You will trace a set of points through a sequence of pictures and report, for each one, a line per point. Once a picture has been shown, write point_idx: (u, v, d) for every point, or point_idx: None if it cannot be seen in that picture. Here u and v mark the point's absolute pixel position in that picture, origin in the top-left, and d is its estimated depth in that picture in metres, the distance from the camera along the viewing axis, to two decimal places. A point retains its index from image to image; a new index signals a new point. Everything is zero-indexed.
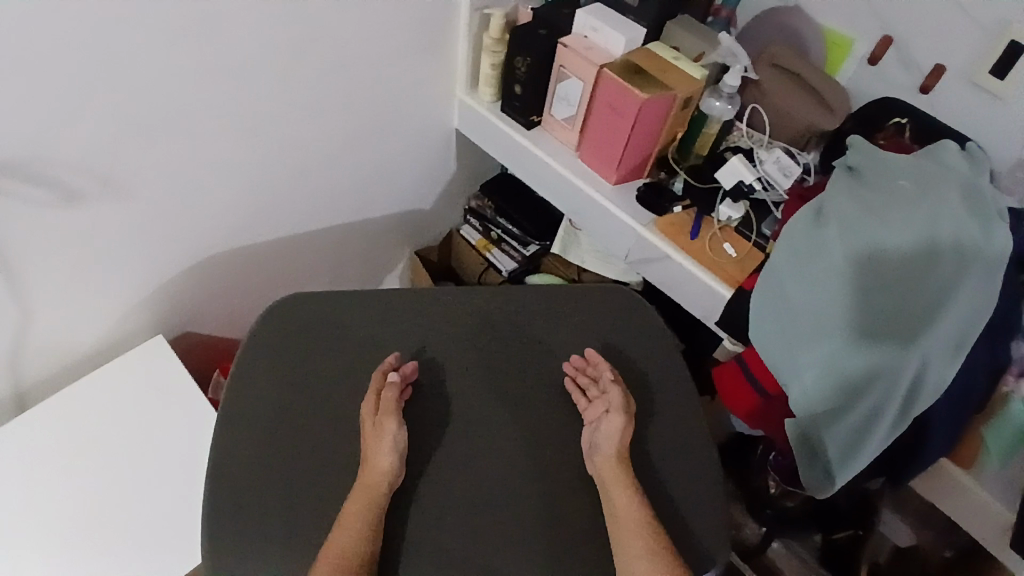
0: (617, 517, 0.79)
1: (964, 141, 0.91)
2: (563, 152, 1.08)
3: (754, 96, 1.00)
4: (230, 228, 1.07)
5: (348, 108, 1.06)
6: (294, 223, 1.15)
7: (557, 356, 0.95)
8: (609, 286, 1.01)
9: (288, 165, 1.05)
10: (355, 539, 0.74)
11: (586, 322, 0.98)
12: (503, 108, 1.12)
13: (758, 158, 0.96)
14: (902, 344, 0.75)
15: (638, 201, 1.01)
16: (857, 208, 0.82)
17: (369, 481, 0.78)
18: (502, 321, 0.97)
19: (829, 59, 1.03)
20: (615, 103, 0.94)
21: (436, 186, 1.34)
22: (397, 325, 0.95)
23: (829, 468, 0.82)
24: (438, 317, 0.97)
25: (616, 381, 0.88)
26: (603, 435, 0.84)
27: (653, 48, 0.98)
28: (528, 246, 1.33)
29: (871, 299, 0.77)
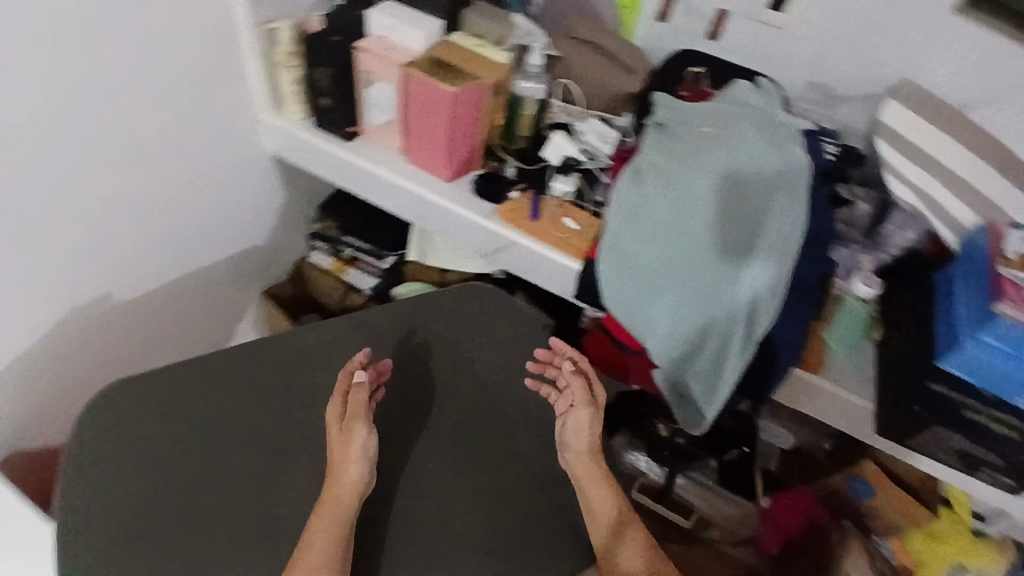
0: (596, 516, 0.85)
1: (756, 77, 0.98)
2: (390, 159, 1.04)
3: (561, 73, 1.01)
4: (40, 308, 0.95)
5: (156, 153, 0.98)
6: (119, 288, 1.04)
7: (453, 358, 1.00)
8: (487, 288, 1.06)
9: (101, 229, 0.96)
10: (332, 546, 0.77)
11: (471, 323, 1.03)
12: (317, 124, 1.06)
13: (578, 129, 0.99)
14: (727, 278, 0.80)
15: (476, 193, 1.00)
16: (669, 158, 0.86)
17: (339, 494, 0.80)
18: (400, 333, 1.02)
19: (623, 20, 1.06)
20: (426, 102, 0.91)
21: (268, 216, 1.25)
22: (304, 364, 0.97)
23: (698, 405, 0.87)
24: (342, 348, 0.99)
25: (575, 370, 0.91)
26: (577, 435, 0.88)
27: (453, 39, 0.95)
28: (384, 259, 1.28)
29: (695, 240, 0.82)
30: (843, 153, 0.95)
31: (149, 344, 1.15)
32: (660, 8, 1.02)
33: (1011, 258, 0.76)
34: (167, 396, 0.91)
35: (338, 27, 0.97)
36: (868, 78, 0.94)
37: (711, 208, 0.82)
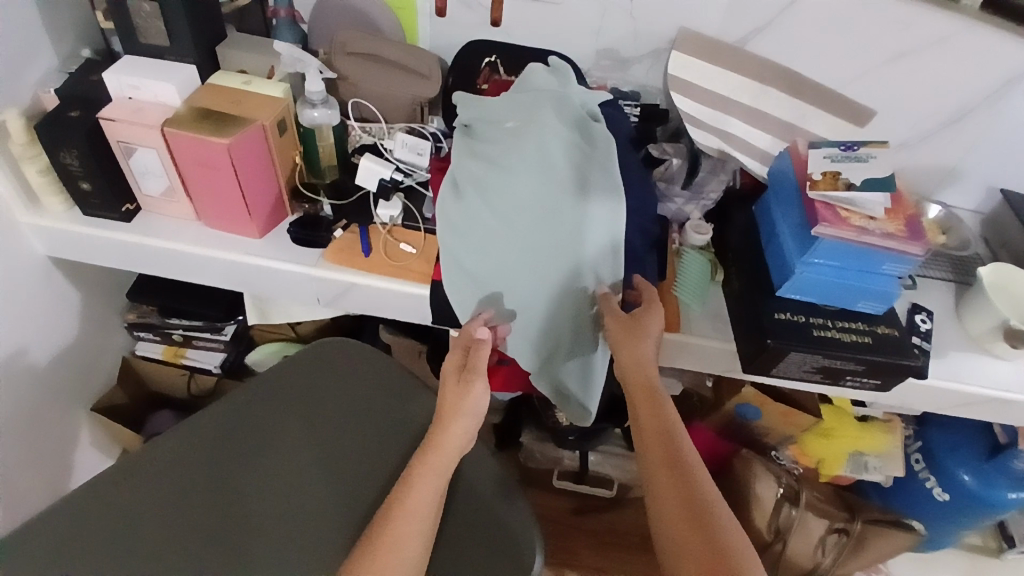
0: (642, 429, 0.69)
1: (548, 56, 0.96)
2: (187, 229, 0.91)
3: (350, 91, 0.95)
4: None
5: None
6: None
7: (324, 427, 0.87)
8: (344, 341, 0.96)
9: None
10: (432, 496, 0.68)
11: (328, 388, 0.91)
12: (85, 210, 0.90)
13: (387, 148, 0.94)
14: (572, 272, 0.79)
15: (295, 243, 0.90)
16: (478, 167, 0.82)
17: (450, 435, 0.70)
18: (249, 433, 0.86)
19: (404, 24, 1.00)
20: (203, 159, 0.81)
21: (73, 323, 1.07)
22: (172, 487, 0.80)
23: (581, 402, 0.85)
24: (191, 463, 0.82)
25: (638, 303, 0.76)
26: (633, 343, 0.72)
27: (216, 82, 0.85)
28: (224, 330, 1.15)
29: (529, 243, 0.79)
30: (644, 114, 0.99)
31: None
32: (436, 5, 0.97)
33: (817, 178, 0.81)
34: (151, 467, 0.81)
35: (75, 100, 0.83)
36: (647, 36, 0.96)
37: (534, 207, 0.79)
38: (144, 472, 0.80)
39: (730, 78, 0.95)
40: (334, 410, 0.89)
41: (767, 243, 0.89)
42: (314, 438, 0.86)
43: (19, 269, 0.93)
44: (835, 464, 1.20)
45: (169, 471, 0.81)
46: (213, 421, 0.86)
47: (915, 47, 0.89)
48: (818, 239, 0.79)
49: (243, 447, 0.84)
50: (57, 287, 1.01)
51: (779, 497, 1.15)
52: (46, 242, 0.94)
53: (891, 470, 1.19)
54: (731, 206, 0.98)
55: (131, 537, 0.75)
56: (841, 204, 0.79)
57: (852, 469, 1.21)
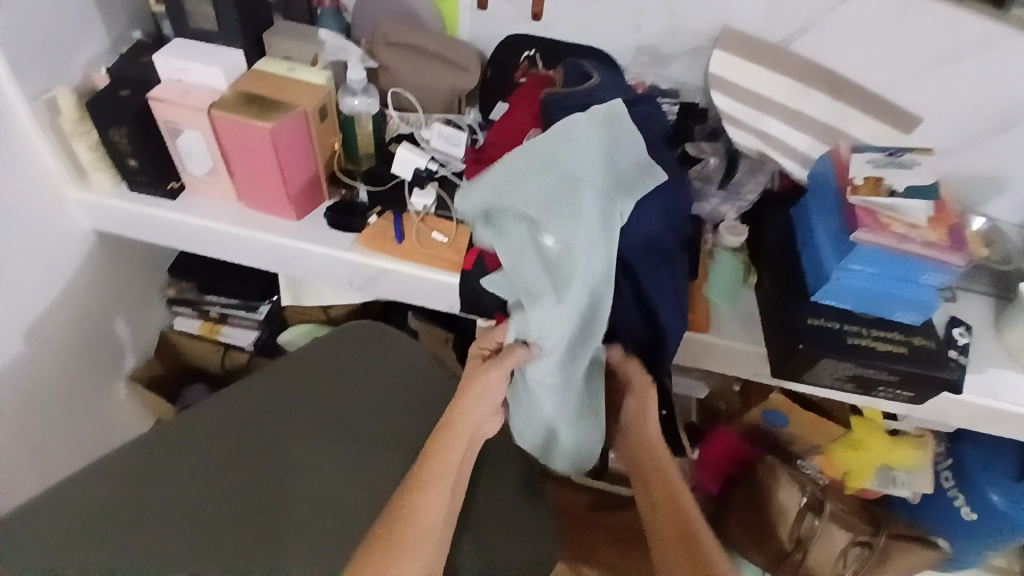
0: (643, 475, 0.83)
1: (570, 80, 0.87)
2: (227, 209, 0.94)
3: (389, 81, 0.97)
4: None
5: None
6: None
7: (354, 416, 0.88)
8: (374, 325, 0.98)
9: None
10: (444, 497, 0.72)
11: (361, 380, 0.92)
12: (132, 187, 0.94)
13: (423, 138, 0.95)
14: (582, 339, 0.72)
15: (331, 228, 0.93)
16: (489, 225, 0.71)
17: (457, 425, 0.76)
18: (282, 422, 0.87)
19: (446, 17, 1.01)
20: (245, 143, 0.83)
21: (114, 295, 1.11)
22: (208, 470, 0.81)
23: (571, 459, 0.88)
24: (226, 451, 0.83)
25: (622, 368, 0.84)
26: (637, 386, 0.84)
27: (261, 68, 0.87)
28: (258, 309, 1.17)
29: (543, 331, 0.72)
30: (681, 112, 1.00)
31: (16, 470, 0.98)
32: None
33: (858, 182, 0.80)
34: (179, 439, 0.84)
35: (125, 80, 0.86)
36: (686, 33, 0.96)
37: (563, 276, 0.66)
38: (182, 457, 0.82)
39: (769, 78, 0.93)
40: (365, 399, 0.90)
41: (802, 247, 0.88)
42: (344, 424, 0.88)
43: (66, 241, 0.98)
44: (862, 476, 1.18)
45: (206, 458, 0.82)
46: (240, 398, 0.89)
47: (964, 52, 0.86)
48: (856, 245, 0.77)
49: (271, 428, 0.86)
50: (100, 260, 1.06)
51: (803, 506, 1.14)
52: (94, 217, 0.98)
53: (919, 487, 1.18)
54: (767, 208, 0.97)
55: (157, 507, 0.78)
56: (882, 209, 0.77)
57: (877, 481, 1.19)
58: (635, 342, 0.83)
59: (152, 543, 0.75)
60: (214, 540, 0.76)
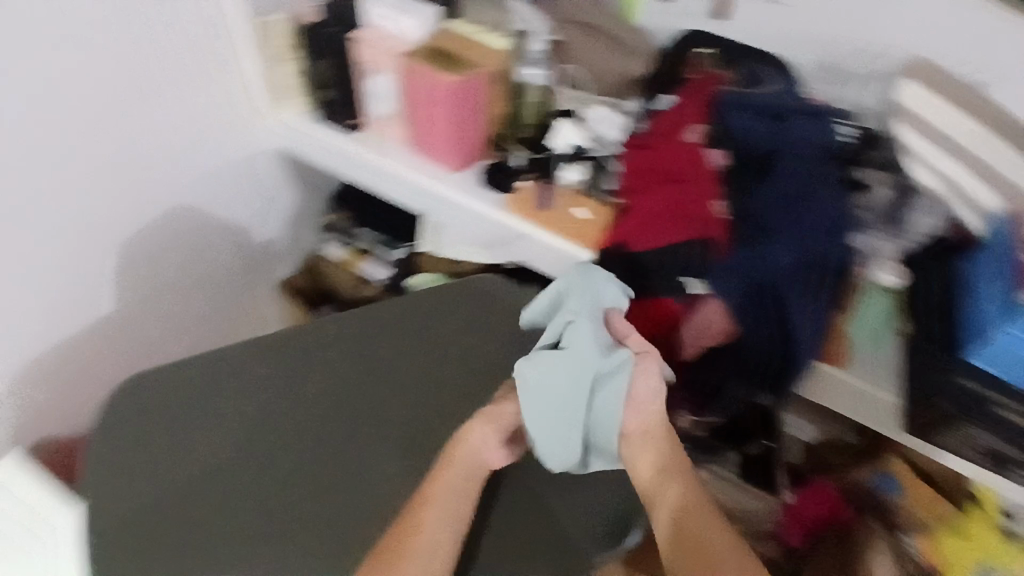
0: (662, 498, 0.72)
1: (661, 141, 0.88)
2: (394, 150, 1.02)
3: (564, 58, 0.98)
4: (64, 302, 0.96)
5: (162, 147, 0.99)
6: (137, 284, 1.05)
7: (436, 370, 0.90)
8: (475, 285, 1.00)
9: (120, 211, 0.98)
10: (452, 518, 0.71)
11: (440, 335, 0.93)
12: (320, 116, 1.05)
13: (585, 117, 0.95)
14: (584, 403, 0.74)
15: (482, 184, 0.99)
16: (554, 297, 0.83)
17: (459, 458, 0.74)
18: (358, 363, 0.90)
19: (632, 3, 1.02)
20: (427, 92, 0.90)
21: (279, 208, 1.25)
22: (276, 395, 0.88)
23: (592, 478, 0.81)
24: (298, 381, 0.89)
25: (708, 318, 0.85)
26: (645, 405, 0.73)
27: (453, 26, 0.93)
28: (396, 251, 1.27)
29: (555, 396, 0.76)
30: (862, 136, 0.92)
31: (170, 333, 1.15)
32: None
33: None
34: (292, 351, 0.92)
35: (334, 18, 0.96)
36: (879, 53, 0.91)
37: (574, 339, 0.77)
38: (261, 376, 0.89)
39: (966, 110, 0.86)
40: (448, 358, 0.91)
41: (959, 291, 0.76)
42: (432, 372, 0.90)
43: (252, 150, 1.12)
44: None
45: (276, 385, 0.89)
46: (350, 327, 0.94)
47: None
48: None
49: (352, 370, 0.90)
50: (275, 173, 1.20)
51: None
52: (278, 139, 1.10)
53: None
54: None
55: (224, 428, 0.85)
56: None
57: None
58: (755, 353, 0.84)
59: (213, 459, 0.83)
60: (260, 472, 0.81)
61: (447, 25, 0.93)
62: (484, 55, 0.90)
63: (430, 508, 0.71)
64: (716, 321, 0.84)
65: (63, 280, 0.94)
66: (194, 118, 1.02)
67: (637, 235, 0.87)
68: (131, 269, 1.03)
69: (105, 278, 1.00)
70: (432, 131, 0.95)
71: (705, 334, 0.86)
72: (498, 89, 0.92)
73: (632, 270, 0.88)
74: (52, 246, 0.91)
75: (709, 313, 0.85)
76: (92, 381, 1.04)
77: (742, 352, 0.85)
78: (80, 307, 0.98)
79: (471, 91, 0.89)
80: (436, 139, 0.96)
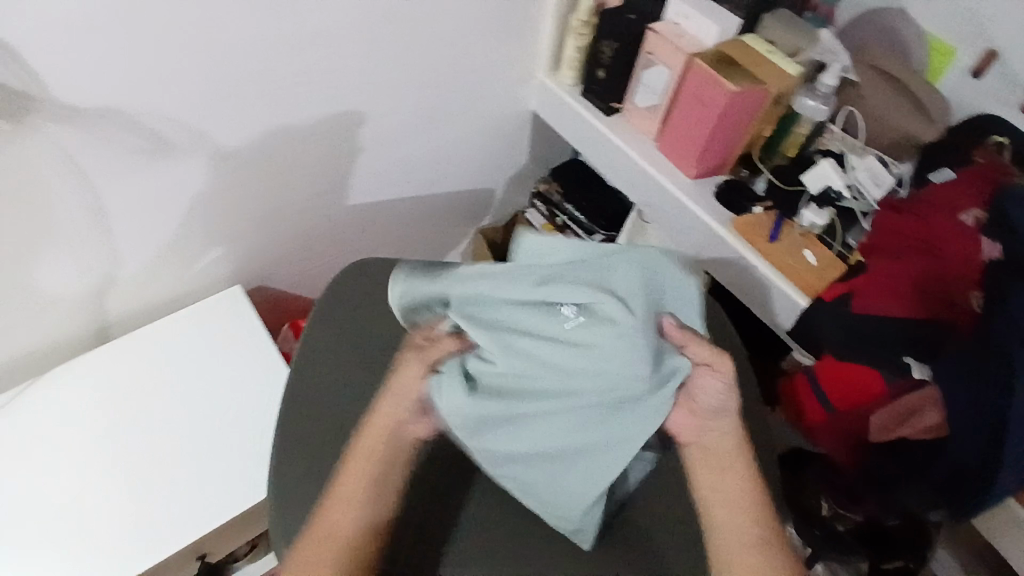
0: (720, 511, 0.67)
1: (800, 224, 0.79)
2: (641, 143, 1.05)
3: (849, 100, 0.97)
4: (319, 197, 1.04)
5: (447, 90, 1.04)
6: (377, 199, 1.13)
7: None
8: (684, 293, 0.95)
9: (395, 134, 1.03)
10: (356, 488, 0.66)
11: None
12: (584, 92, 1.09)
13: (849, 163, 0.92)
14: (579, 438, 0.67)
15: (715, 197, 0.99)
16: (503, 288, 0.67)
17: (377, 427, 0.69)
18: None
19: (928, 67, 0.96)
20: (702, 94, 0.91)
21: (508, 167, 1.29)
22: None
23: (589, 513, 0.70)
24: None
25: (921, 411, 0.77)
26: (716, 436, 0.68)
27: (746, 40, 0.93)
28: (592, 236, 1.28)
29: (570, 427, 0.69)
30: None
31: (382, 245, 1.25)
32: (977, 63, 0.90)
33: None
34: None
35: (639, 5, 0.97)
36: None
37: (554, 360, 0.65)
38: None
39: None
40: None
41: None
42: None
43: (509, 108, 1.16)
44: None
45: None
46: None
47: None
48: None
49: None
50: (518, 135, 1.23)
51: None
52: (541, 99, 1.16)
53: None
54: None
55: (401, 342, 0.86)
56: None
57: None
58: (953, 468, 0.74)
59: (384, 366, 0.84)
60: None
61: (741, 38, 0.93)
62: (766, 76, 0.90)
63: (351, 471, 0.67)
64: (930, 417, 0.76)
65: (329, 179, 1.02)
66: (482, 71, 1.05)
67: (871, 297, 0.81)
68: (378, 184, 1.10)
69: (358, 187, 1.08)
70: (686, 133, 0.96)
71: (910, 425, 0.78)
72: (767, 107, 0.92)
73: (855, 335, 0.81)
74: (333, 150, 0.98)
75: (923, 403, 0.77)
76: (309, 257, 1.14)
77: (938, 460, 0.75)
78: (331, 202, 1.07)
79: (743, 105, 0.89)
80: (684, 140, 0.98)
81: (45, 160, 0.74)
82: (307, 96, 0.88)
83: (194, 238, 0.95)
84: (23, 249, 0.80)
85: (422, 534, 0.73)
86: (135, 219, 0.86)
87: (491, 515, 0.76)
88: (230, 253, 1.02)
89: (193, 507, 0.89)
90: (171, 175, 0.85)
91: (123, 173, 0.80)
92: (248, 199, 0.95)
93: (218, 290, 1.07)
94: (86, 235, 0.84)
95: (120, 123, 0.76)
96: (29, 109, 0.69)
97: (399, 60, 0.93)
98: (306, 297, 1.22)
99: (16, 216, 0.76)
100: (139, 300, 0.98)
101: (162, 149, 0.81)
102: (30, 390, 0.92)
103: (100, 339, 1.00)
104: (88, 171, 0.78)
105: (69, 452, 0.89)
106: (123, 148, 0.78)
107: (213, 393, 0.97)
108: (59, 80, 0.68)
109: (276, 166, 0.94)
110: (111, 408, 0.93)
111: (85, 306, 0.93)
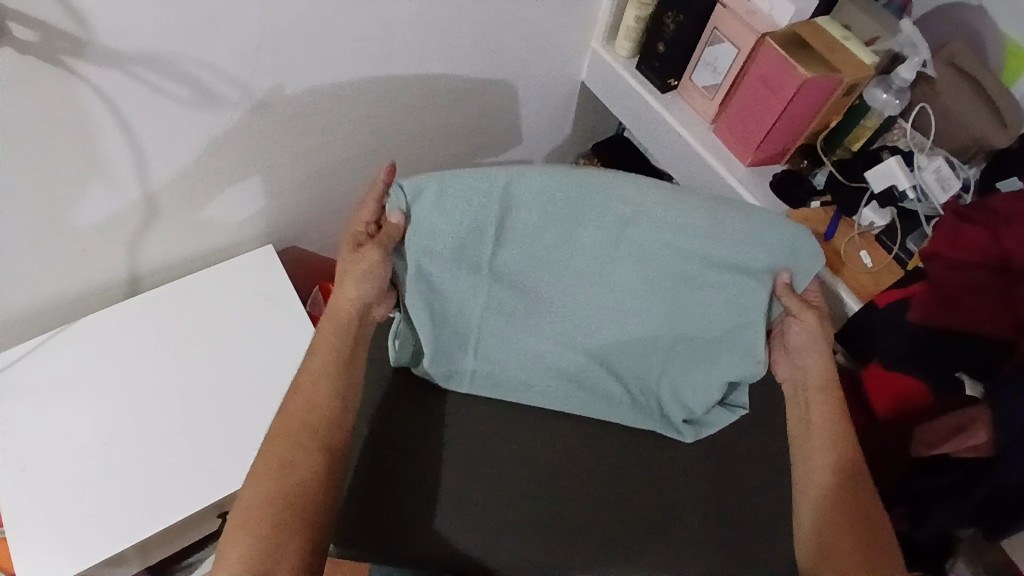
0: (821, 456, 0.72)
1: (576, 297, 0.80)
2: (696, 125, 1.01)
3: (923, 96, 0.92)
4: (360, 157, 1.01)
5: (501, 53, 0.99)
6: (416, 164, 1.10)
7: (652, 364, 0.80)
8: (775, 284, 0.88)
9: (442, 97, 1.00)
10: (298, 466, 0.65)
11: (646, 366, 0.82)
12: (639, 66, 1.04)
13: (917, 163, 0.88)
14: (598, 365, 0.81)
15: (771, 187, 0.95)
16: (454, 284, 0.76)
17: (340, 310, 0.75)
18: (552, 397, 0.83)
19: (1003, 71, 0.90)
20: (772, 78, 0.87)
21: (551, 139, 1.25)
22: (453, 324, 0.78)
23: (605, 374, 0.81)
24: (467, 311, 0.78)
25: (973, 433, 0.73)
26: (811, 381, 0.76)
27: (821, 23, 0.89)
28: None
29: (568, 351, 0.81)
30: None
31: None
32: None
33: None
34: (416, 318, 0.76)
35: None
36: None
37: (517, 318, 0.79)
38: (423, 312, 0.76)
39: None
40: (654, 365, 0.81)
41: None
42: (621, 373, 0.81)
43: (559, 77, 1.12)
44: None
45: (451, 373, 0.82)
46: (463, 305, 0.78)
47: None
48: None
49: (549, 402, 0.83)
50: (564, 106, 1.19)
51: None
52: (592, 69, 1.11)
53: None
54: None
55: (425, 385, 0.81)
56: None
57: None
58: (999, 486, 0.72)
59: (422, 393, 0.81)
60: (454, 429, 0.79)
61: (816, 20, 0.89)
62: (840, 60, 0.85)
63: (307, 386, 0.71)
64: (981, 435, 0.72)
65: (372, 139, 0.99)
66: (538, 36, 1.00)
67: (932, 305, 0.76)
68: (420, 149, 1.07)
69: (401, 151, 1.05)
70: (749, 114, 0.92)
71: (957, 442, 0.74)
72: (839, 95, 0.87)
73: (903, 350, 0.77)
74: (380, 109, 0.95)
75: (974, 421, 0.73)
76: (342, 221, 1.11)
77: (983, 480, 0.73)
78: (373, 164, 1.04)
79: (814, 90, 0.85)
80: (744, 123, 0.94)
81: (85, 107, 0.69)
82: (353, 50, 0.84)
83: (230, 193, 0.92)
84: (55, 198, 0.77)
85: (382, 493, 0.74)
86: (172, 170, 0.83)
87: (473, 484, 0.76)
88: (268, 209, 0.99)
89: (215, 462, 0.86)
90: (211, 128, 0.81)
91: (164, 125, 0.77)
92: (284, 156, 0.92)
93: (249, 247, 1.04)
94: (120, 184, 0.80)
95: (165, 72, 0.71)
96: (74, 52, 0.64)
97: (449, 19, 0.88)
98: (335, 259, 1.19)
99: (47, 163, 0.72)
100: (170, 250, 0.95)
101: (203, 98, 0.77)
102: (61, 338, 0.91)
103: (131, 290, 0.98)
104: (128, 121, 0.74)
105: (99, 402, 0.88)
106: (166, 100, 0.74)
107: (242, 352, 0.94)
108: (107, 23, 0.64)
109: (319, 122, 0.90)
110: (141, 363, 0.91)
111: (115, 254, 0.90)
